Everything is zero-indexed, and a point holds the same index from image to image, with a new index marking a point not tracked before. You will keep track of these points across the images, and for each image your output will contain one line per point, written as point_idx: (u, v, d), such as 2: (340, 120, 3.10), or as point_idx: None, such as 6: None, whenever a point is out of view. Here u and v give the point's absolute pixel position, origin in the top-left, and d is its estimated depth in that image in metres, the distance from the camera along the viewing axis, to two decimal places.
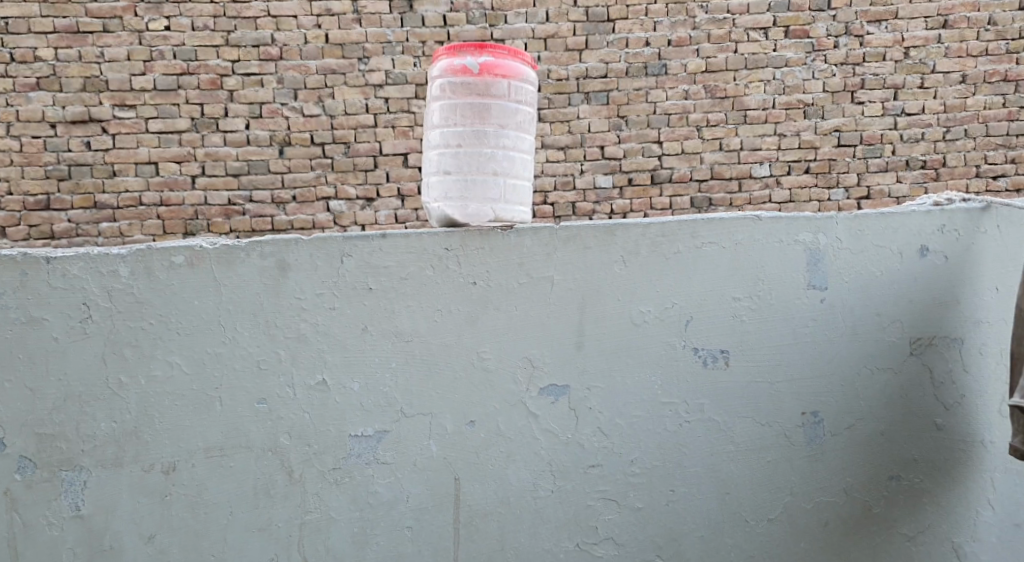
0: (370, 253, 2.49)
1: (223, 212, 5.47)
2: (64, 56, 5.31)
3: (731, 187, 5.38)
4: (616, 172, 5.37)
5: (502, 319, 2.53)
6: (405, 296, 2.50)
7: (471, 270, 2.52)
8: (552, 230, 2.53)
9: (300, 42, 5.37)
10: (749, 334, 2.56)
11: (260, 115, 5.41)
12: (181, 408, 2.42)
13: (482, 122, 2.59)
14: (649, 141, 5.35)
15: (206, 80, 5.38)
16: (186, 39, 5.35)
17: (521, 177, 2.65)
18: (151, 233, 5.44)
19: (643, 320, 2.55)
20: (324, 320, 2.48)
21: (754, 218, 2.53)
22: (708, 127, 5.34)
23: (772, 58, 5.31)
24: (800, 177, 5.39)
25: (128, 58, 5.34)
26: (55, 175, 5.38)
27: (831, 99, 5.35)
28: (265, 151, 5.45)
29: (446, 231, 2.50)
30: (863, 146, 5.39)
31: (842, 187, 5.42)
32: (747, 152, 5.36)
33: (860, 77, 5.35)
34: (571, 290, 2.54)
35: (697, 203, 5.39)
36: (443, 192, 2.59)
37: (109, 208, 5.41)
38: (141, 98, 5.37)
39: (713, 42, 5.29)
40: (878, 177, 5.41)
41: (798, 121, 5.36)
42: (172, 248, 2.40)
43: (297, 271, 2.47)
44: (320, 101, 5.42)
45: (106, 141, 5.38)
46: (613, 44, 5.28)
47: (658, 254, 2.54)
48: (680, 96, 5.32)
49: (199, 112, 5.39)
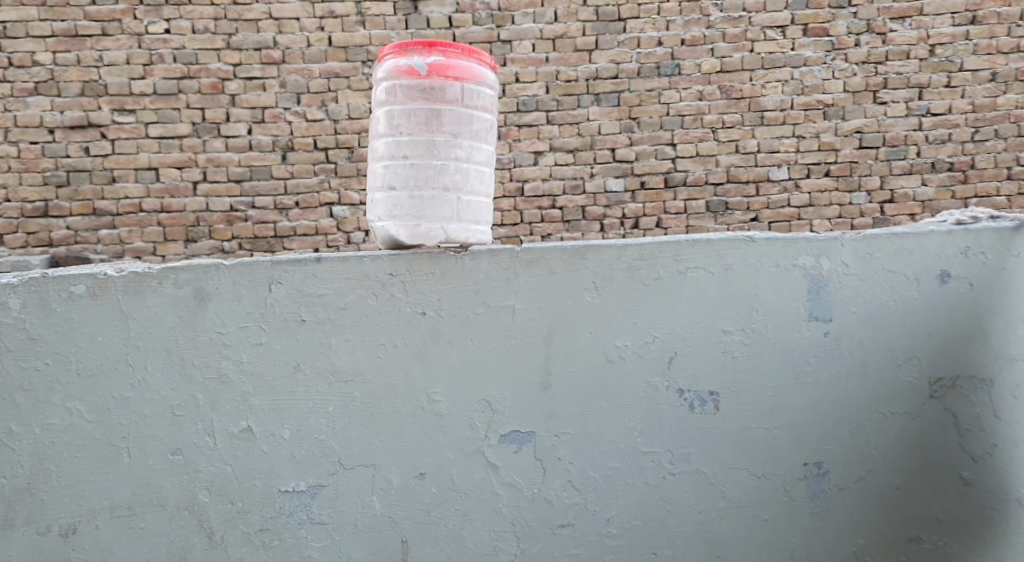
0: (302, 279, 2.15)
1: (225, 219, 4.84)
2: (63, 61, 4.71)
3: (748, 191, 5.00)
4: (628, 174, 4.98)
5: (454, 357, 2.19)
6: (343, 329, 2.16)
7: (419, 298, 2.18)
8: (512, 253, 2.19)
9: (304, 45, 4.78)
10: (743, 374, 2.19)
11: (263, 121, 4.82)
12: (82, 461, 2.12)
13: (434, 129, 2.22)
14: (663, 143, 4.96)
15: (208, 84, 4.78)
16: (187, 42, 4.75)
17: (478, 193, 2.27)
18: (151, 242, 4.82)
19: (619, 357, 2.19)
20: (248, 357, 2.15)
21: (747, 239, 2.17)
22: (723, 128, 4.97)
23: (790, 57, 4.93)
24: (820, 180, 5.01)
25: (128, 62, 4.74)
26: (54, 182, 4.76)
27: (852, 98, 4.97)
28: (268, 156, 4.83)
29: (390, 254, 2.16)
30: (886, 148, 4.99)
31: (864, 191, 5.01)
32: (763, 155, 4.99)
33: (882, 77, 4.96)
34: (535, 322, 2.19)
35: (712, 208, 5.01)
36: (389, 211, 2.23)
37: (109, 216, 4.79)
38: (142, 104, 4.76)
39: (728, 41, 4.91)
40: (902, 180, 5.01)
41: (817, 122, 4.98)
42: (71, 276, 2.08)
43: (218, 301, 2.13)
44: (323, 106, 4.83)
45: (106, 146, 4.76)
46: (623, 43, 4.90)
47: (636, 281, 2.19)
48: (694, 97, 4.94)
49: (201, 117, 4.79)
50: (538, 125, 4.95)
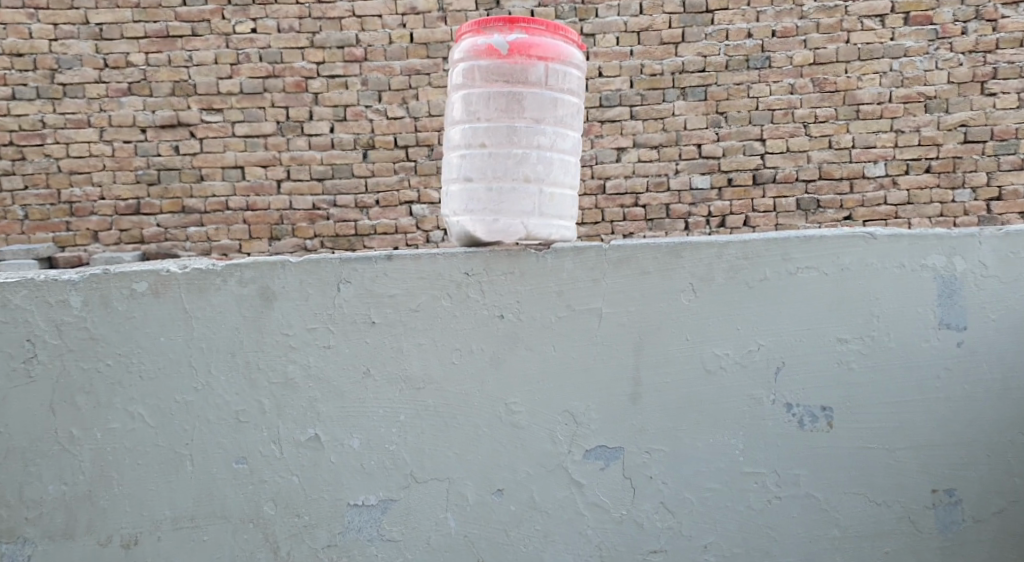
0: (372, 278, 1.99)
1: (308, 217, 4.68)
2: (155, 61, 4.57)
3: (842, 188, 4.67)
4: (716, 170, 4.69)
5: (535, 363, 2.01)
6: (415, 331, 2.01)
7: (497, 299, 2.00)
8: (599, 251, 1.99)
9: (386, 42, 4.58)
10: (860, 388, 1.94)
11: (344, 118, 4.63)
12: (144, 468, 2.01)
13: (515, 115, 2.03)
14: (752, 139, 4.66)
15: (292, 82, 4.59)
16: (273, 41, 4.57)
17: (562, 184, 2.06)
18: (237, 241, 4.68)
19: (718, 367, 1.97)
20: (316, 360, 2.00)
21: (867, 235, 1.92)
22: (816, 123, 4.63)
23: (888, 47, 4.58)
24: (920, 177, 4.64)
25: (216, 62, 4.57)
26: (145, 180, 4.63)
27: (957, 89, 4.59)
28: (349, 155, 4.66)
29: (467, 251, 1.99)
30: (994, 142, 4.62)
31: (970, 188, 4.64)
32: (859, 151, 4.64)
33: (991, 66, 4.58)
34: (624, 326, 1.99)
35: (803, 206, 4.70)
36: (464, 204, 2.04)
37: (197, 214, 4.66)
38: (229, 103, 4.60)
39: (821, 32, 4.58)
40: (1012, 175, 4.64)
41: (919, 115, 4.61)
42: (134, 273, 1.97)
43: (283, 300, 1.98)
44: (404, 103, 4.63)
45: (195, 145, 4.62)
46: (712, 36, 4.60)
47: (738, 283, 1.96)
48: (784, 90, 4.62)
49: (285, 115, 4.61)
50: (621, 120, 4.67)
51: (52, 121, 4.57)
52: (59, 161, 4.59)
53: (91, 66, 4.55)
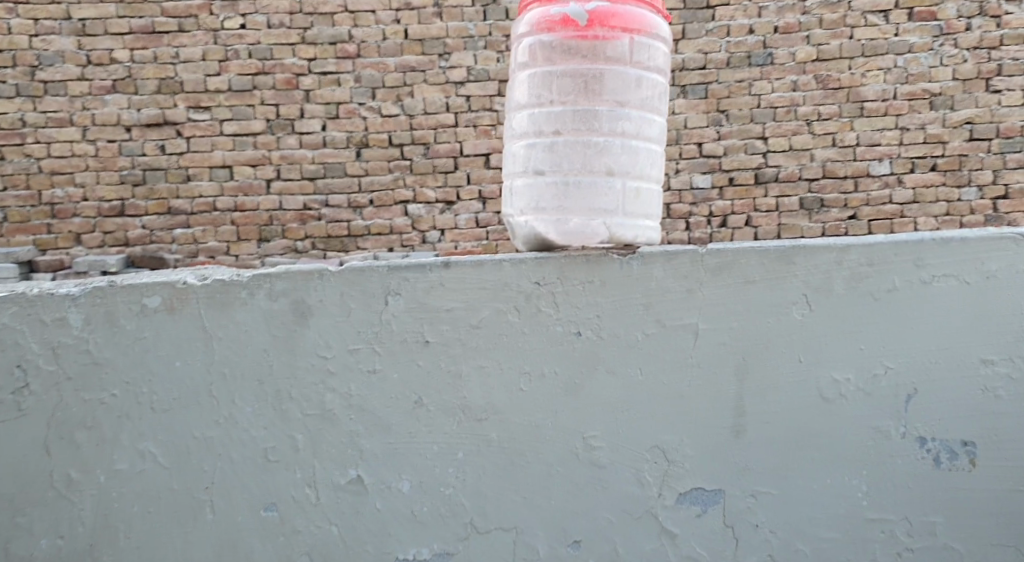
0: (425, 290, 1.67)
1: (298, 218, 4.14)
2: (140, 58, 4.05)
3: (846, 186, 4.03)
4: (716, 169, 4.04)
5: (620, 389, 1.70)
6: (477, 353, 1.69)
7: (574, 314, 1.70)
8: (695, 257, 1.69)
9: (380, 38, 4.05)
10: (1005, 418, 1.67)
11: (338, 116, 4.10)
12: (155, 517, 1.68)
13: (594, 96, 1.70)
14: (753, 137, 4.02)
15: (282, 80, 4.07)
16: (263, 37, 4.04)
17: (648, 178, 1.74)
18: (226, 242, 4.15)
19: (837, 394, 1.68)
20: (358, 389, 1.67)
21: (1018, 236, 1.64)
22: (819, 120, 4.00)
23: (892, 43, 3.95)
24: (925, 175, 4.01)
25: (203, 60, 4.06)
26: (131, 181, 4.11)
27: (961, 86, 3.96)
28: (341, 152, 4.12)
29: (538, 257, 1.69)
30: (1000, 140, 3.98)
31: (976, 186, 4.00)
32: (862, 148, 4.01)
33: (996, 63, 3.95)
34: (727, 347, 1.69)
35: (806, 205, 4.05)
36: (534, 203, 1.71)
37: (184, 214, 4.12)
38: (218, 101, 4.08)
39: (823, 28, 3.95)
40: (1018, 173, 3.99)
41: (923, 112, 3.99)
42: (144, 286, 1.64)
43: (321, 317, 1.65)
44: (398, 100, 4.09)
45: (181, 144, 4.09)
46: (712, 32, 3.96)
47: (862, 294, 1.67)
48: (786, 88, 3.98)
49: (276, 114, 4.08)
50: None
51: (32, 120, 4.04)
52: (41, 161, 4.06)
53: (73, 62, 4.01)
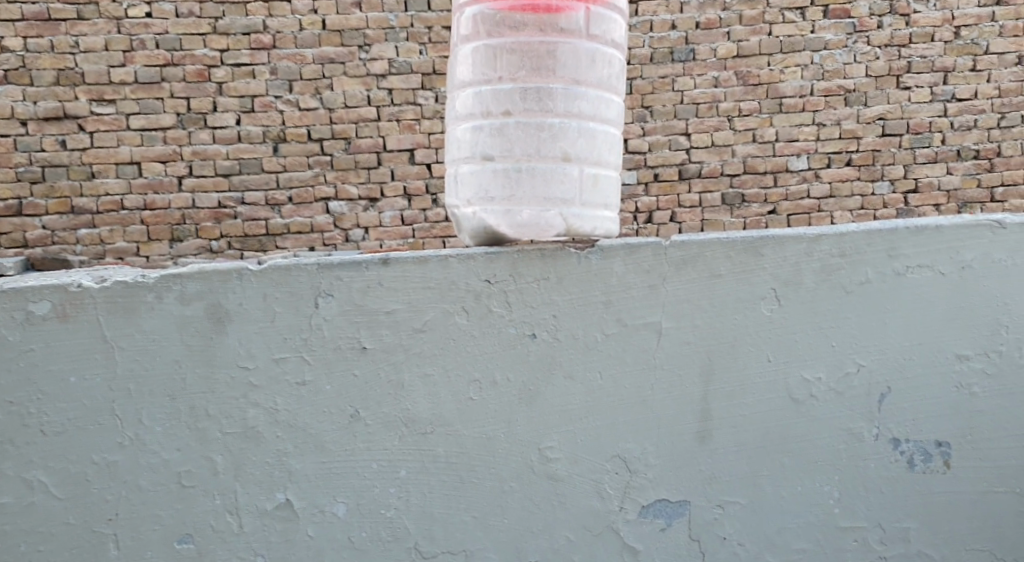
0: (361, 290, 1.49)
1: (213, 216, 3.86)
2: (35, 46, 3.70)
3: (766, 181, 3.90)
4: (641, 165, 3.88)
5: (578, 395, 1.55)
6: (420, 359, 1.52)
7: (527, 314, 1.54)
8: (658, 249, 1.55)
9: (296, 28, 3.79)
10: (982, 416, 1.57)
11: (252, 108, 3.83)
12: (50, 556, 1.46)
13: (547, 73, 1.54)
14: (676, 133, 3.87)
15: (192, 71, 3.78)
16: (170, 26, 3.75)
17: (606, 164, 1.60)
18: (135, 242, 3.84)
19: (808, 395, 1.56)
20: (285, 402, 1.48)
21: (993, 223, 1.54)
22: (740, 116, 3.87)
23: (809, 40, 3.82)
24: (841, 170, 3.91)
25: (105, 49, 3.73)
26: (28, 179, 3.76)
27: (874, 83, 3.86)
28: (259, 147, 3.85)
29: (486, 252, 1.53)
30: (910, 135, 3.90)
31: (888, 181, 3.92)
32: (781, 143, 3.89)
33: (906, 60, 3.85)
34: (692, 346, 1.56)
35: (728, 202, 3.92)
36: (483, 191, 1.56)
37: (88, 214, 3.80)
38: (122, 92, 3.77)
39: (743, 24, 3.79)
40: (927, 168, 3.92)
41: (838, 107, 3.88)
42: (31, 290, 1.41)
43: (242, 323, 1.46)
44: (317, 93, 3.84)
45: (84, 139, 3.76)
46: (636, 27, 3.79)
47: (834, 288, 1.55)
48: (708, 84, 3.84)
49: (186, 107, 3.80)
50: None
51: None
52: None
53: None
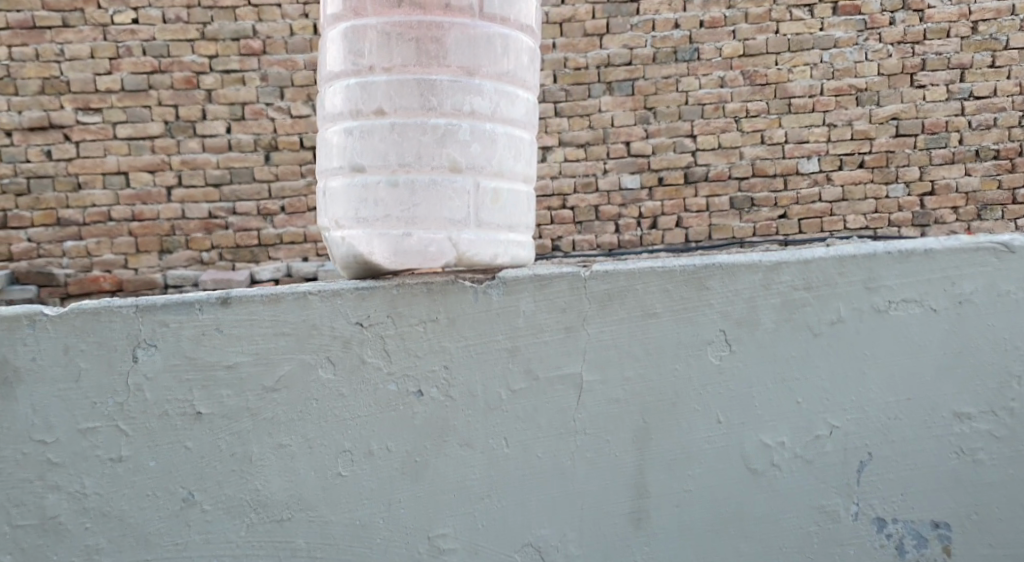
0: (194, 341, 1.19)
1: (205, 226, 2.92)
2: (18, 55, 2.80)
3: (776, 185, 3.11)
4: (645, 168, 3.10)
5: (476, 467, 1.23)
6: (274, 426, 1.21)
7: (412, 366, 1.22)
8: (574, 281, 1.23)
9: (287, 33, 2.86)
10: (989, 491, 1.23)
11: (242, 117, 2.88)
12: None
13: (430, 62, 1.21)
14: (682, 135, 3.09)
15: (181, 78, 2.85)
16: (158, 32, 2.83)
17: (511, 175, 1.27)
18: (122, 255, 2.90)
19: (769, 464, 1.23)
20: (96, 485, 1.20)
21: (998, 246, 1.20)
22: (748, 117, 3.08)
23: (818, 38, 3.05)
24: (852, 172, 3.12)
25: (92, 57, 2.82)
26: (11, 192, 2.85)
27: (887, 82, 3.08)
28: (250, 157, 2.90)
29: (358, 288, 1.21)
30: (924, 135, 3.11)
31: (903, 183, 3.13)
32: (791, 145, 3.10)
33: (920, 57, 3.07)
34: (622, 406, 1.24)
35: (737, 206, 3.12)
36: (354, 210, 1.23)
37: (75, 226, 2.87)
38: (109, 101, 2.84)
39: (750, 22, 3.03)
40: (943, 169, 3.12)
41: (849, 108, 3.09)
42: None
43: (34, 384, 1.18)
44: (310, 99, 2.90)
45: (68, 148, 2.84)
46: (636, 27, 3.02)
47: (797, 330, 1.22)
48: (713, 83, 3.07)
49: (174, 115, 2.86)
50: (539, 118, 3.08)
51: None
52: None
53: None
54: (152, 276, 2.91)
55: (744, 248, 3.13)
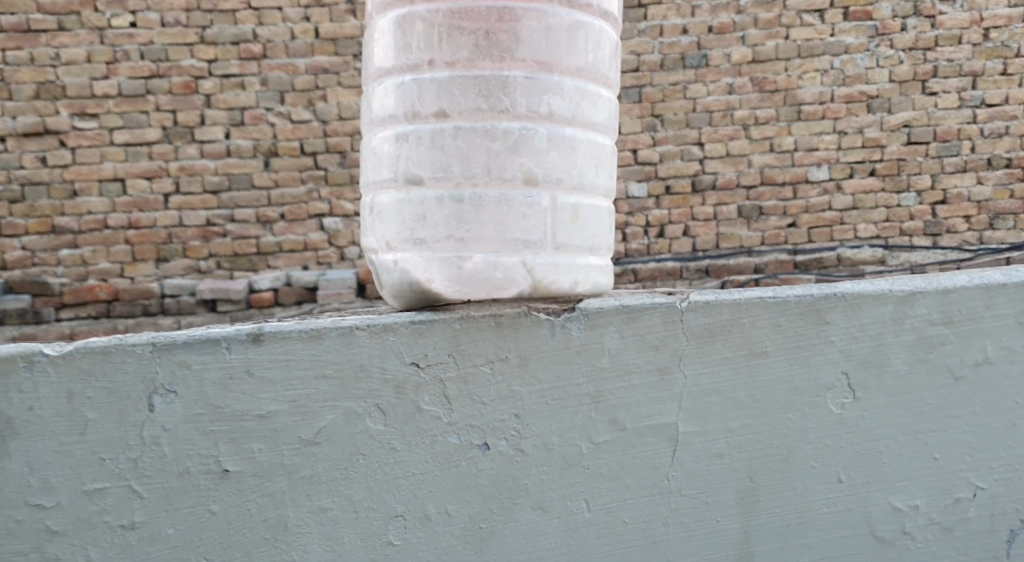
0: (220, 385, 1.01)
1: (201, 234, 2.62)
2: (12, 59, 2.52)
3: (784, 193, 2.73)
4: (651, 176, 2.73)
5: (552, 535, 1.05)
6: (313, 488, 1.02)
7: (476, 415, 1.03)
8: (668, 314, 1.03)
9: (288, 37, 2.57)
10: None
11: (242, 122, 2.59)
12: None
13: (500, 55, 1.02)
14: (690, 142, 2.71)
15: (179, 82, 2.56)
16: (156, 36, 2.54)
17: (592, 187, 1.07)
18: (119, 263, 2.59)
19: (899, 532, 1.05)
20: (103, 556, 1.02)
21: None
22: (757, 124, 2.71)
23: (829, 44, 2.68)
24: (864, 181, 2.73)
25: (88, 61, 2.54)
26: (6, 198, 2.57)
27: (899, 88, 2.69)
28: (249, 164, 2.60)
29: (413, 322, 1.02)
30: (935, 144, 2.72)
31: (914, 193, 2.73)
32: (800, 152, 2.72)
33: (932, 63, 2.69)
34: (725, 461, 1.05)
35: (745, 215, 2.74)
36: (409, 230, 1.04)
37: (69, 234, 2.58)
38: (106, 107, 2.56)
39: (759, 27, 2.67)
40: (955, 177, 2.73)
41: (860, 115, 2.71)
42: None
43: (30, 440, 1.00)
44: (310, 105, 2.60)
45: (65, 155, 2.56)
46: (643, 32, 2.67)
47: (935, 374, 1.03)
48: (722, 89, 2.69)
49: (172, 121, 2.58)
50: None
51: None
52: None
53: None
54: (148, 286, 2.59)
55: (752, 259, 2.75)
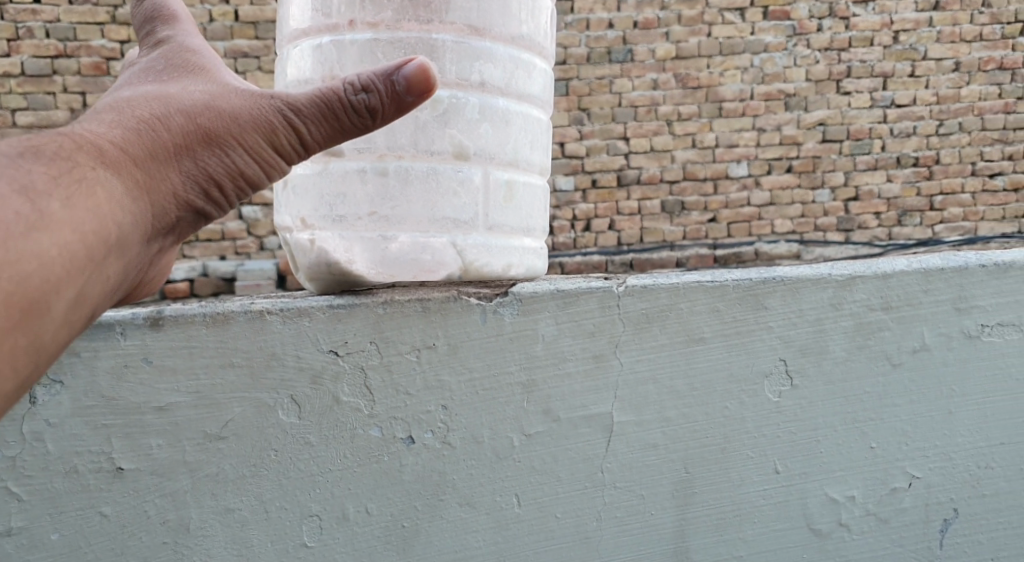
0: (114, 374, 0.92)
1: None
2: None
3: (706, 188, 2.83)
4: (578, 170, 2.79)
5: (480, 533, 0.98)
6: (218, 486, 0.94)
7: (401, 407, 0.96)
8: (605, 300, 0.98)
9: (206, 19, 2.58)
10: None
11: None
12: None
13: (428, 17, 0.96)
14: (615, 138, 2.78)
15: (90, 64, 2.53)
16: (62, 14, 2.51)
17: (526, 165, 1.02)
18: None
19: (836, 523, 1.02)
20: None
21: None
22: (679, 120, 2.78)
23: (749, 42, 2.77)
24: (781, 178, 2.84)
25: None
26: None
27: (815, 87, 2.82)
28: None
29: (331, 306, 0.94)
30: (848, 142, 2.86)
31: (828, 189, 2.87)
32: (721, 149, 2.81)
33: (846, 63, 2.82)
34: (660, 453, 1.00)
35: (668, 209, 2.82)
36: (328, 206, 0.96)
37: None
38: (9, 87, 2.51)
39: (682, 24, 2.74)
40: (866, 175, 2.88)
41: (777, 113, 2.82)
42: None
43: None
44: None
45: None
46: (570, 26, 2.72)
47: (875, 361, 1.00)
48: (647, 84, 2.76)
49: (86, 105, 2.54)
50: None
51: None
52: None
53: None
54: None
55: (675, 253, 2.83)
